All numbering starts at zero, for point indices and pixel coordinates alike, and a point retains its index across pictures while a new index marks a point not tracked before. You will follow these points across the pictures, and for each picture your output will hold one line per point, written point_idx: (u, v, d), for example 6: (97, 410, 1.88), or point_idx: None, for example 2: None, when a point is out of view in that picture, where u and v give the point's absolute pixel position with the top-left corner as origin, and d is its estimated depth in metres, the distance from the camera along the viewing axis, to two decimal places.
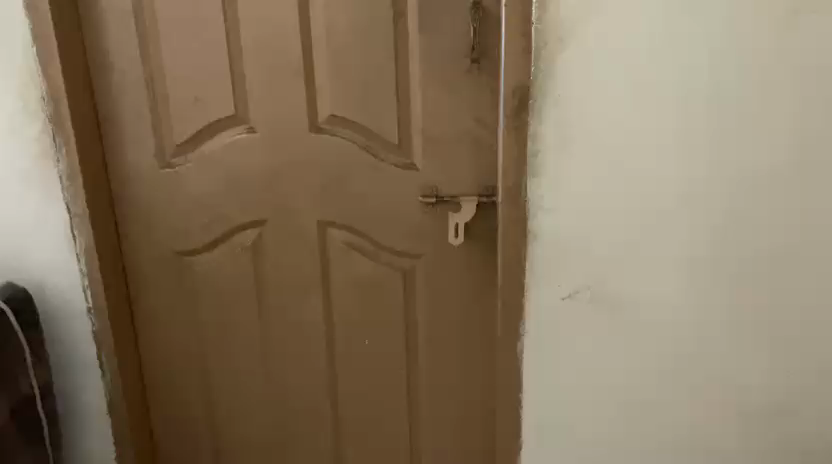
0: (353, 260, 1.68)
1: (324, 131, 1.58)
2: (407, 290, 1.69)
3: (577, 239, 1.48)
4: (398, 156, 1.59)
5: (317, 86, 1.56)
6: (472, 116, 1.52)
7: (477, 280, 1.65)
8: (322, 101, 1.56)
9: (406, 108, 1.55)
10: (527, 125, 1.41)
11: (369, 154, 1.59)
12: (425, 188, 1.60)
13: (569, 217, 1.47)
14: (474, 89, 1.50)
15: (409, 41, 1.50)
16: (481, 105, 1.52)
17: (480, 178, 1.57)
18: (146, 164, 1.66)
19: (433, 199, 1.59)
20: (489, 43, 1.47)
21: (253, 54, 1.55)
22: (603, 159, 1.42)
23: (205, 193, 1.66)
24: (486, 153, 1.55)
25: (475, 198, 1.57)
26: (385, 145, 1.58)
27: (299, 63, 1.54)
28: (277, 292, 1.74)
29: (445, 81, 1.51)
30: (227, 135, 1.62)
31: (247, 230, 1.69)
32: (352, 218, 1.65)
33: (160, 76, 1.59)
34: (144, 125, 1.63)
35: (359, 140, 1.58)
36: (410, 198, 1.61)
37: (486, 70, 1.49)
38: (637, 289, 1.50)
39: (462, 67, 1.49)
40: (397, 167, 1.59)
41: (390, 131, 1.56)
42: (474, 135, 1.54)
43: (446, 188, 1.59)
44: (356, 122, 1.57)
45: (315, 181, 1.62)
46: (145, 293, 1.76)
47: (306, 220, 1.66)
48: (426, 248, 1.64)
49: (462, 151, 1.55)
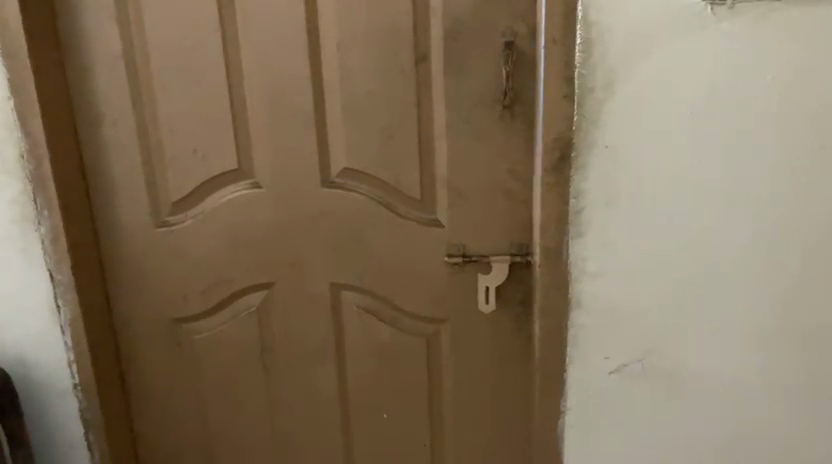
0: (370, 326, 1.51)
1: (337, 185, 1.42)
2: (430, 358, 1.52)
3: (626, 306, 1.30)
4: (422, 212, 1.42)
5: (329, 136, 1.40)
6: (505, 167, 1.36)
7: (510, 346, 1.48)
8: (335, 153, 1.40)
9: (430, 160, 1.38)
10: (568, 180, 1.25)
11: (388, 210, 1.42)
12: (450, 247, 1.42)
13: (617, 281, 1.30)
14: (507, 137, 1.34)
15: (433, 85, 1.34)
16: (515, 155, 1.35)
17: (513, 235, 1.40)
18: (138, 223, 1.48)
19: (459, 258, 1.42)
20: (523, 87, 1.30)
21: (258, 101, 1.39)
22: (657, 217, 1.25)
23: (205, 254, 1.49)
24: (521, 208, 1.38)
25: (507, 258, 1.40)
26: (407, 201, 1.41)
27: (309, 111, 1.37)
28: (284, 361, 1.56)
29: (475, 130, 1.34)
30: (228, 190, 1.45)
31: (252, 293, 1.52)
32: (369, 280, 1.47)
33: (155, 126, 1.43)
34: (136, 181, 1.45)
35: (377, 195, 1.42)
36: (434, 258, 1.43)
37: (521, 116, 1.32)
38: (697, 362, 1.32)
39: (492, 113, 1.33)
40: (419, 224, 1.42)
41: (413, 185, 1.40)
42: (507, 188, 1.37)
43: (476, 247, 1.42)
44: (374, 175, 1.40)
45: (327, 241, 1.46)
46: (139, 363, 1.58)
47: (317, 283, 1.49)
48: (452, 313, 1.47)
49: (493, 205, 1.38)
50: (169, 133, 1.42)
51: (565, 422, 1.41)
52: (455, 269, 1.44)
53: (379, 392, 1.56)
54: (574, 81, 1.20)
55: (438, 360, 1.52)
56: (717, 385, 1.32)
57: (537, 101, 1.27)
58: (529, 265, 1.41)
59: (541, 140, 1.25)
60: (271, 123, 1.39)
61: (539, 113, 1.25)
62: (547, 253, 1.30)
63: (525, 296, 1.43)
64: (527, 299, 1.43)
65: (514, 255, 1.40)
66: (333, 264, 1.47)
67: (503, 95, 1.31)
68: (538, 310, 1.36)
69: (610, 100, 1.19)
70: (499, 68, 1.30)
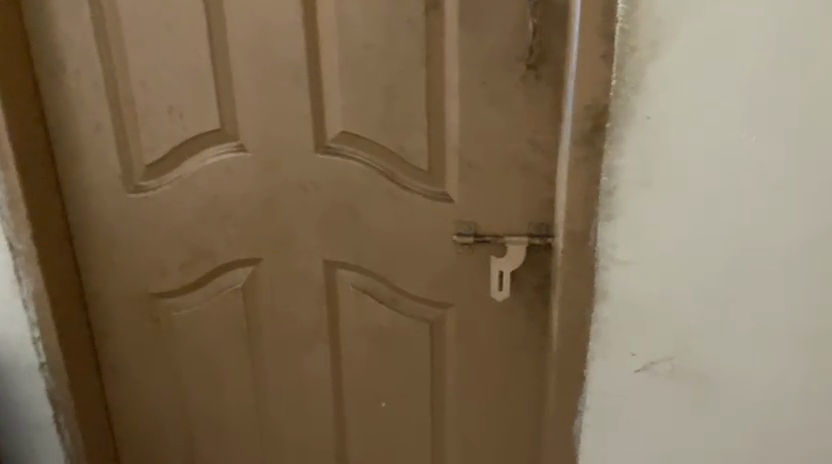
0: (367, 309, 1.36)
1: (333, 152, 1.24)
2: (434, 345, 1.37)
3: (658, 300, 1.15)
4: (428, 185, 1.24)
5: (324, 94, 1.21)
6: (526, 136, 1.18)
7: (522, 336, 1.32)
8: (330, 115, 1.22)
9: (440, 125, 1.20)
10: (601, 155, 1.07)
11: (391, 182, 1.24)
12: (460, 225, 1.26)
13: (649, 272, 1.13)
14: (530, 101, 1.15)
15: (447, 38, 1.14)
16: (538, 123, 1.16)
17: (532, 214, 1.23)
18: (109, 187, 1.32)
19: (470, 239, 1.25)
20: (551, 42, 1.11)
21: (242, 52, 1.19)
22: (700, 200, 1.08)
23: (184, 224, 1.33)
24: (543, 183, 1.20)
25: (525, 241, 1.23)
26: (412, 172, 1.24)
27: (301, 66, 1.19)
28: (273, 343, 1.41)
29: (493, 92, 1.16)
30: (209, 153, 1.27)
31: (237, 269, 1.36)
32: (368, 259, 1.31)
33: (126, 79, 1.24)
34: (105, 141, 1.28)
35: (378, 165, 1.24)
36: (441, 236, 1.27)
37: (547, 78, 1.13)
38: (734, 362, 1.17)
39: (514, 73, 1.14)
40: (426, 198, 1.25)
41: (420, 154, 1.22)
42: (527, 161, 1.19)
43: (489, 225, 1.25)
44: (376, 142, 1.22)
45: (322, 213, 1.29)
46: (114, 340, 1.44)
47: (309, 260, 1.33)
48: (459, 297, 1.31)
49: (511, 179, 1.21)
50: (141, 86, 1.24)
51: (583, 421, 1.26)
52: (465, 250, 1.27)
53: (376, 379, 1.41)
54: (615, 38, 1.00)
55: (442, 348, 1.37)
56: (755, 388, 1.18)
57: (568, 60, 1.07)
58: (549, 248, 1.24)
59: (571, 107, 1.06)
60: (257, 77, 1.20)
61: (570, 75, 1.06)
62: (571, 238, 1.13)
63: (543, 282, 1.27)
64: (544, 285, 1.27)
65: (532, 238, 1.24)
66: (327, 239, 1.31)
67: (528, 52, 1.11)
68: (557, 300, 1.19)
69: (655, 63, 1.01)
70: (524, 20, 1.10)
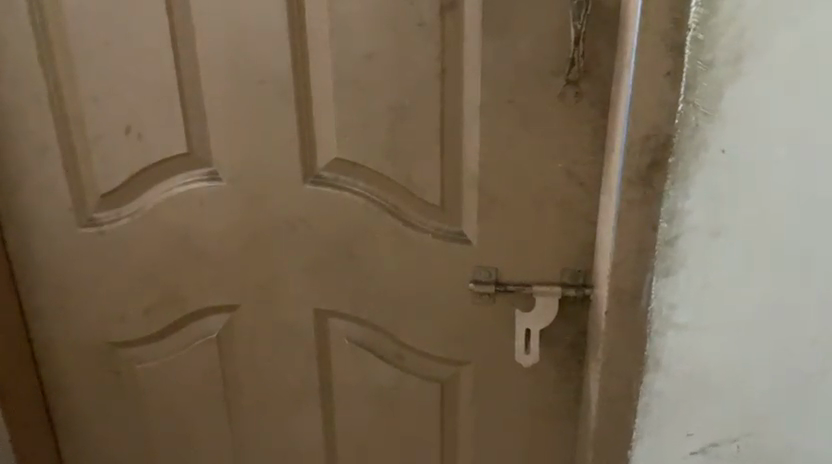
0: (366, 365, 1.14)
1: (325, 182, 1.02)
2: (444, 408, 1.15)
3: (725, 371, 0.93)
4: (439, 221, 1.03)
5: (314, 114, 0.99)
6: (563, 167, 0.96)
7: (550, 401, 1.11)
8: (321, 138, 1.00)
9: (456, 151, 0.98)
10: (661, 194, 0.84)
11: (395, 218, 1.03)
12: (479, 272, 1.04)
13: (713, 338, 0.91)
14: (568, 126, 0.93)
15: (467, 46, 0.92)
16: (577, 151, 0.94)
17: (567, 260, 1.01)
18: (58, 221, 1.10)
19: (491, 288, 1.03)
20: (599, 53, 0.88)
21: (213, 61, 0.97)
22: (783, 253, 0.86)
23: (147, 264, 1.11)
24: (581, 223, 0.98)
25: (558, 292, 1.01)
26: (420, 206, 1.02)
27: (285, 79, 0.96)
28: (255, 401, 1.20)
29: (523, 113, 0.93)
30: (176, 182, 1.05)
31: (211, 317, 1.15)
32: (367, 309, 1.10)
33: (74, 92, 1.02)
34: (51, 167, 1.06)
35: (380, 197, 1.02)
36: (456, 283, 1.05)
37: (590, 96, 0.91)
38: (818, 446, 0.94)
39: (550, 90, 0.92)
40: (437, 237, 1.03)
41: (430, 186, 1.00)
42: (563, 196, 0.98)
43: (514, 272, 1.03)
44: (376, 171, 1.00)
45: (311, 254, 1.07)
46: (68, 396, 1.23)
47: (296, 308, 1.12)
48: (475, 354, 1.10)
49: (541, 218, 0.99)
50: (92, 102, 1.02)
51: None
52: (484, 301, 1.05)
53: (377, 447, 1.20)
54: (685, 50, 0.78)
55: (454, 411, 1.15)
56: None
57: (620, 76, 0.85)
58: (587, 301, 1.02)
59: (623, 135, 0.84)
60: (233, 92, 0.98)
61: (623, 94, 0.84)
62: (618, 296, 0.91)
63: (576, 339, 1.05)
64: (578, 342, 1.06)
65: (566, 287, 1.01)
66: (318, 285, 1.09)
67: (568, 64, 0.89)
68: (597, 366, 0.98)
69: (736, 82, 0.79)
70: (565, 25, 0.88)
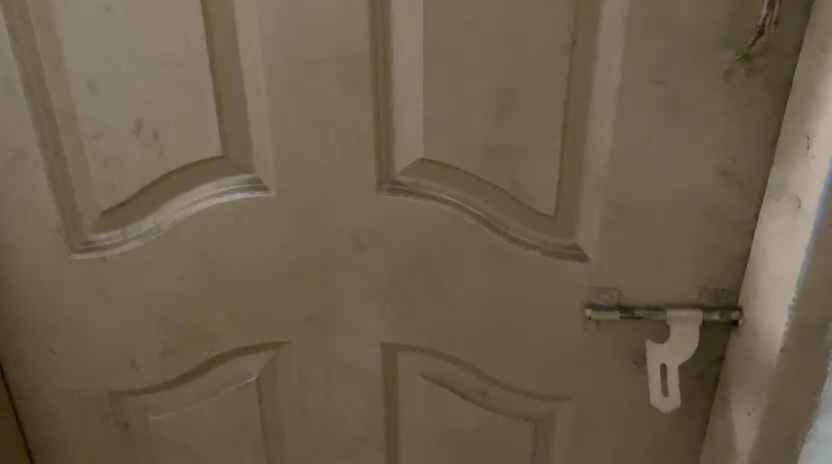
0: (442, 407, 0.93)
1: (406, 190, 0.79)
2: (536, 450, 0.96)
3: None
4: (549, 234, 0.81)
5: (394, 103, 0.75)
6: (717, 164, 0.75)
7: (668, 439, 0.92)
8: (402, 134, 0.76)
9: (579, 148, 0.76)
10: None
11: (495, 233, 0.80)
12: (599, 295, 0.83)
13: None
14: (731, 114, 0.72)
15: (608, 11, 0.68)
16: (739, 146, 0.74)
17: (708, 277, 0.82)
18: (43, 247, 0.84)
19: (614, 315, 0.83)
20: (790, 21, 0.67)
21: (259, 34, 0.71)
22: None
23: (166, 296, 0.87)
24: (731, 233, 0.79)
25: (699, 318, 0.82)
26: (526, 216, 0.80)
27: (357, 59, 0.72)
28: (301, 450, 0.98)
29: (675, 97, 0.72)
30: (205, 193, 0.80)
31: (248, 357, 0.91)
32: (449, 343, 0.88)
33: (59, 78, 0.74)
34: (31, 178, 0.79)
35: (474, 207, 0.80)
36: (565, 310, 0.84)
37: (767, 77, 0.70)
38: None
39: (714, 68, 0.70)
40: (547, 254, 0.81)
41: (542, 193, 0.78)
42: (711, 200, 0.77)
43: (641, 293, 0.83)
44: (473, 174, 0.77)
45: (380, 281, 0.84)
46: (63, 455, 0.99)
47: (358, 344, 0.89)
48: (582, 391, 0.90)
49: (680, 228, 0.79)
50: (87, 90, 0.75)
51: None
52: (600, 329, 0.85)
53: None
54: None
55: (548, 454, 0.96)
56: None
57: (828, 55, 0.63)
58: (732, 327, 0.83)
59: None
60: (284, 76, 0.73)
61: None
62: (799, 331, 0.72)
63: (709, 368, 0.87)
64: (711, 374, 0.87)
65: (708, 311, 0.82)
66: (387, 317, 0.87)
67: (752, 37, 0.67)
68: (752, 410, 0.79)
69: None
70: None
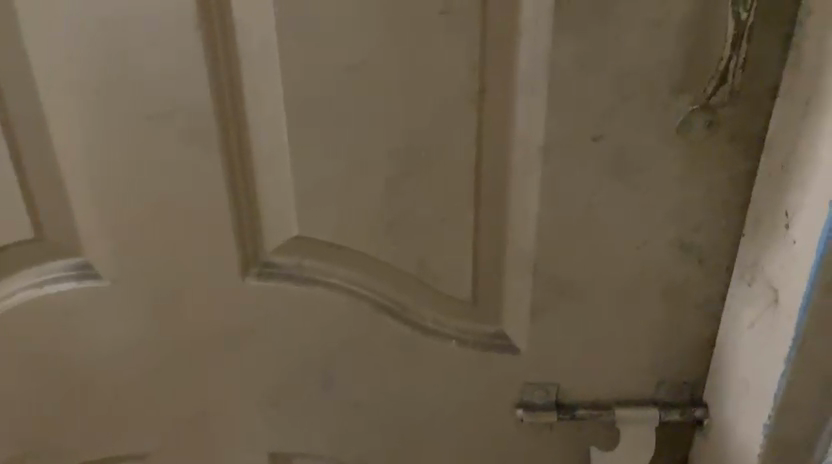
0: None
1: (281, 273, 0.62)
2: None
3: None
4: (468, 322, 0.65)
5: (255, 168, 0.57)
6: (674, 237, 0.58)
7: None
8: (270, 205, 0.59)
9: (499, 219, 0.59)
10: None
11: (399, 322, 0.64)
12: (533, 393, 0.67)
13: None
14: (690, 177, 0.56)
15: (528, 49, 0.51)
16: (702, 217, 0.57)
17: (667, 370, 0.66)
18: None
19: (552, 416, 0.67)
20: (764, 63, 0.50)
21: (64, 85, 0.53)
22: None
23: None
24: (693, 317, 0.63)
25: (655, 418, 0.67)
26: (439, 301, 0.63)
27: (199, 116, 0.54)
28: None
29: (618, 157, 0.55)
30: (20, 279, 0.62)
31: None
32: (354, 447, 0.71)
33: None
34: None
35: (371, 293, 0.63)
36: (492, 410, 0.68)
37: (732, 131, 0.53)
38: None
39: (668, 123, 0.53)
40: (466, 345, 0.65)
41: (456, 273, 0.61)
42: (668, 279, 0.61)
43: (584, 389, 0.67)
44: (366, 253, 0.60)
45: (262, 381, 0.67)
46: None
47: (243, 451, 0.72)
48: None
49: (631, 313, 0.63)
50: None
51: None
52: (537, 431, 0.69)
53: None
54: None
55: None
56: None
57: (815, 111, 0.47)
58: (696, 425, 0.68)
59: (827, 221, 0.47)
60: (105, 137, 0.55)
61: (826, 149, 0.47)
62: (778, 452, 0.56)
63: None
64: None
65: (668, 410, 0.67)
66: (273, 421, 0.70)
67: (712, 85, 0.50)
68: None
69: None
70: (710, 7, 0.48)
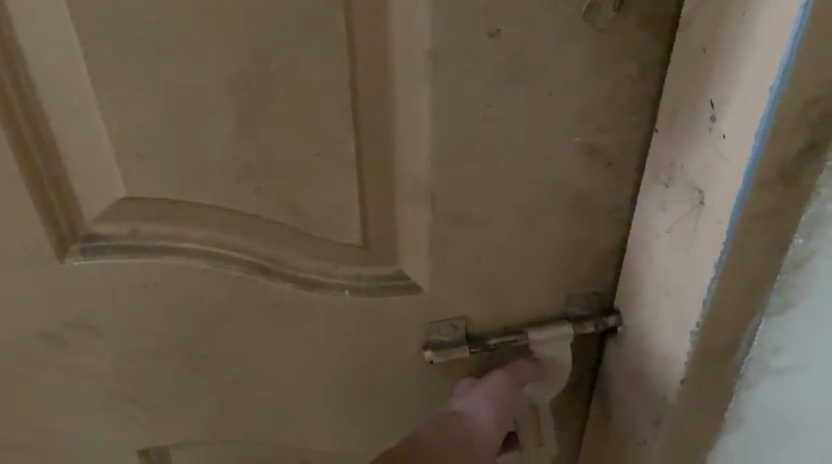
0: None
1: (111, 246, 0.50)
2: None
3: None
4: (358, 266, 0.55)
5: (53, 116, 0.44)
6: (581, 141, 0.51)
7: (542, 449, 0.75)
8: (85, 160, 0.46)
9: (382, 142, 0.49)
10: (813, 197, 0.44)
11: (275, 281, 0.53)
12: (440, 330, 0.60)
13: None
14: (597, 71, 0.47)
15: None
16: (612, 114, 0.50)
17: (579, 284, 0.60)
18: None
19: (464, 352, 0.60)
20: None
21: None
22: None
23: None
24: (603, 226, 0.57)
25: (569, 333, 0.62)
26: (320, 249, 0.53)
27: None
28: None
29: (516, 56, 0.45)
30: None
31: None
32: (248, 412, 0.63)
33: None
34: None
35: (234, 252, 0.52)
36: (396, 352, 0.61)
37: (644, 11, 0.45)
38: None
39: (571, 8, 0.44)
40: (359, 293, 0.56)
41: (338, 214, 0.51)
42: (577, 190, 0.53)
43: (493, 317, 0.60)
44: (219, 206, 0.49)
45: (128, 363, 0.57)
46: None
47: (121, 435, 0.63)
48: None
49: (538, 233, 0.55)
50: None
51: None
52: (448, 366, 0.63)
53: None
54: None
55: None
56: None
57: None
58: (610, 331, 0.64)
59: (765, 113, 0.41)
60: None
61: (762, 25, 0.39)
62: (701, 355, 0.53)
63: (583, 378, 0.68)
64: (585, 382, 0.69)
65: (582, 323, 0.62)
66: (147, 400, 0.60)
67: None
68: (646, 443, 0.61)
69: None
70: None
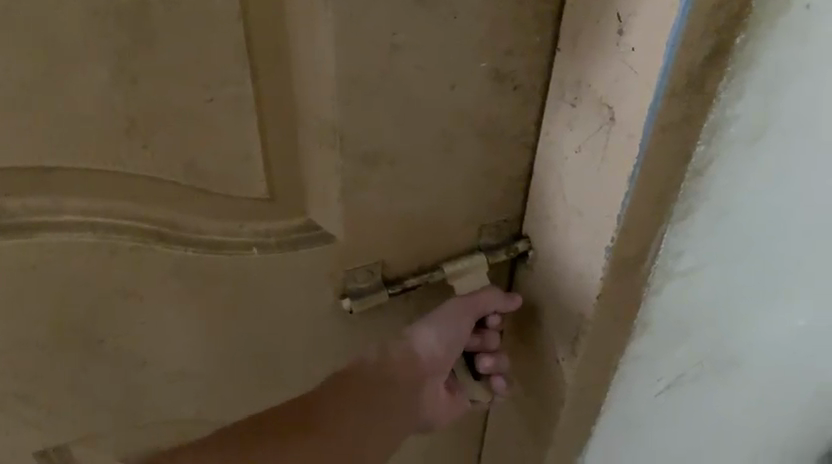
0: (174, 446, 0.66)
1: None
2: None
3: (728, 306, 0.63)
4: (265, 222, 0.51)
5: None
6: (488, 66, 0.49)
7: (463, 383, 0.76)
8: None
9: (281, 82, 0.45)
10: (714, 102, 0.44)
11: (175, 246, 0.49)
12: (356, 277, 0.57)
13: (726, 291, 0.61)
14: None
15: None
16: (518, 37, 0.48)
17: (489, 214, 0.60)
18: None
19: (384, 296, 0.58)
20: None
21: None
22: None
23: None
24: (512, 152, 0.56)
25: (484, 263, 0.61)
26: (222, 207, 0.49)
27: None
28: None
29: None
30: None
31: None
32: (160, 385, 0.59)
33: None
34: None
35: (125, 219, 0.47)
36: (312, 306, 0.58)
37: None
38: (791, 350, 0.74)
39: None
40: (267, 250, 0.52)
41: (237, 166, 0.47)
42: (486, 118, 0.52)
43: (409, 258, 0.59)
44: (103, 169, 0.44)
45: (17, 347, 0.51)
46: None
47: (21, 424, 0.58)
48: None
49: (450, 166, 0.54)
50: None
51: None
52: (367, 314, 0.61)
53: None
54: None
55: None
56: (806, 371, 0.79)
57: None
58: (520, 257, 0.64)
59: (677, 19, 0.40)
60: None
61: None
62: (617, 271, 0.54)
63: None
64: None
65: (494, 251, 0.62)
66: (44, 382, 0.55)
67: None
68: (561, 361, 0.64)
69: None
70: None
